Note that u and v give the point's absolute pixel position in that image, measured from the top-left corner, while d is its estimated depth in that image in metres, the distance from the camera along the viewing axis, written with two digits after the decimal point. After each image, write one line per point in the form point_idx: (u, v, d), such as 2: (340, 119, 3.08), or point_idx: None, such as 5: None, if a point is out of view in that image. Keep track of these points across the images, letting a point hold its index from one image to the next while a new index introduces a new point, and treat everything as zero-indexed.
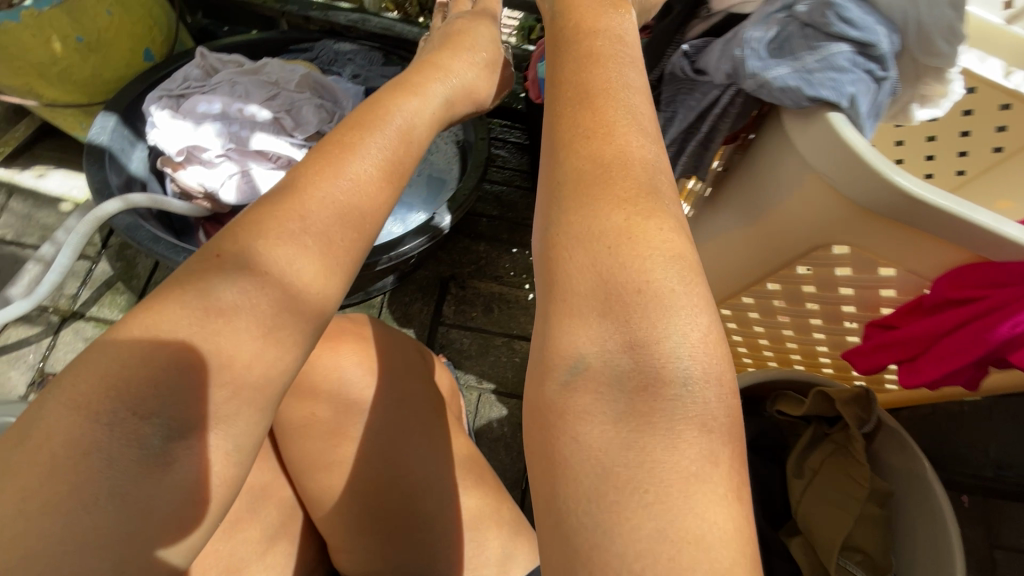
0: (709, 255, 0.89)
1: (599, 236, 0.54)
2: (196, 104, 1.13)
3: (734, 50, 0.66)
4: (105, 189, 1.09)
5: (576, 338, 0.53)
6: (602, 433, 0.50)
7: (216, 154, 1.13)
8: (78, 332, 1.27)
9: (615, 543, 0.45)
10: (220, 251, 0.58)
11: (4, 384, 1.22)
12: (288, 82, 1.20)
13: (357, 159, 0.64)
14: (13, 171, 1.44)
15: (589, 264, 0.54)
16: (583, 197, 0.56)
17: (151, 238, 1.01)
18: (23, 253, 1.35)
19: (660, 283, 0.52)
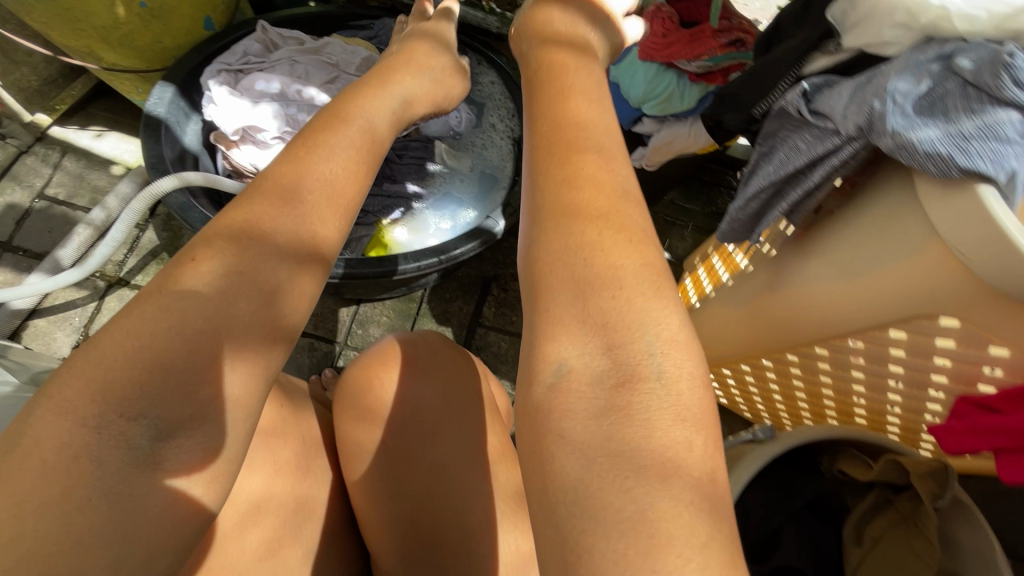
0: (776, 304, 0.80)
1: (574, 240, 0.48)
2: (255, 81, 1.10)
3: (871, 101, 0.50)
4: (158, 160, 1.06)
5: (559, 342, 0.45)
6: (579, 429, 0.41)
7: (272, 136, 1.10)
8: (122, 299, 1.28)
9: (600, 528, 0.37)
10: (195, 256, 0.50)
11: (50, 344, 1.24)
12: (349, 65, 1.15)
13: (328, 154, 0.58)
14: (68, 129, 1.43)
15: (567, 269, 0.47)
16: (557, 209, 0.50)
17: (203, 219, 0.98)
18: (73, 215, 1.35)
19: (631, 281, 0.45)
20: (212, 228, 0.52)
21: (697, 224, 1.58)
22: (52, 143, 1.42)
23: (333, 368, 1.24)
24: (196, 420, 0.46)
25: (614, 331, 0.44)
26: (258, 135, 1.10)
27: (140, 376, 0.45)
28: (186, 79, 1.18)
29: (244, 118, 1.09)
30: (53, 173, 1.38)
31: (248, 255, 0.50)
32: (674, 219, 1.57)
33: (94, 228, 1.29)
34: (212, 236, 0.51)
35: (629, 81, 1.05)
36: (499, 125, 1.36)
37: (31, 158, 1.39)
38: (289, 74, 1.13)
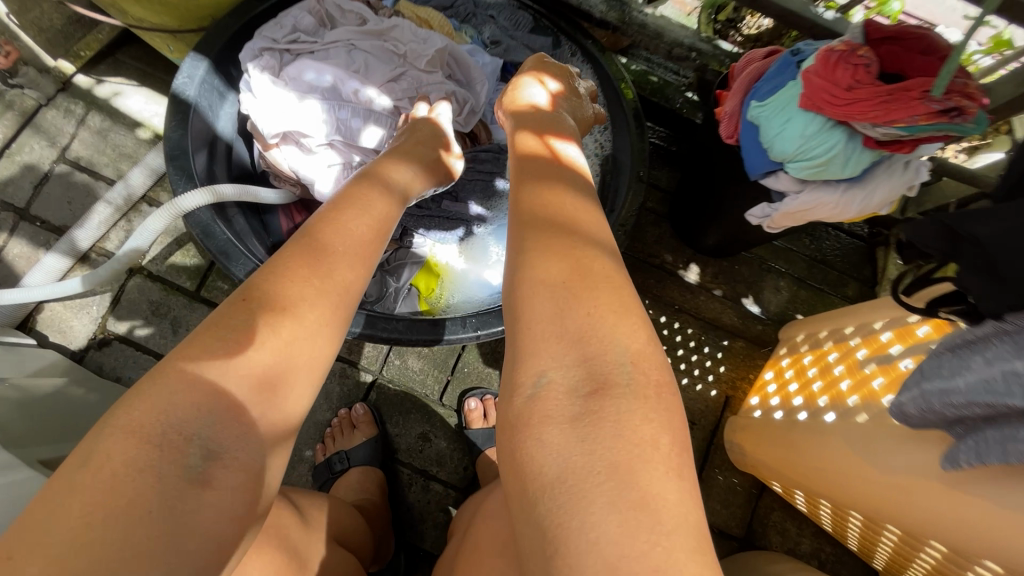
0: (922, 491, 0.62)
1: (555, 265, 0.56)
2: (304, 69, 0.90)
3: None
4: (184, 158, 0.87)
5: (541, 358, 0.51)
6: (557, 433, 0.46)
7: (319, 142, 0.91)
8: (143, 292, 1.16)
9: (579, 518, 0.42)
10: (248, 296, 0.50)
11: (67, 332, 1.14)
12: (418, 57, 0.94)
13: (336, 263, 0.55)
14: (94, 80, 1.25)
15: (549, 294, 0.54)
16: (544, 245, 0.59)
17: (226, 248, 0.82)
18: (96, 186, 1.20)
19: (602, 300, 0.53)
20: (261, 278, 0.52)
21: (796, 273, 1.35)
22: (76, 95, 1.24)
23: (365, 405, 1.11)
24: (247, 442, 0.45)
25: (588, 349, 0.50)
26: (305, 140, 0.92)
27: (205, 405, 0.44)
28: (224, 50, 0.98)
29: (287, 117, 0.89)
30: (76, 132, 1.22)
31: (292, 324, 0.50)
32: (771, 265, 1.34)
33: (115, 207, 1.15)
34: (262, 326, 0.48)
35: (776, 130, 0.81)
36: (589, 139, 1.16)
37: (52, 112, 1.23)
38: (345, 61, 0.92)
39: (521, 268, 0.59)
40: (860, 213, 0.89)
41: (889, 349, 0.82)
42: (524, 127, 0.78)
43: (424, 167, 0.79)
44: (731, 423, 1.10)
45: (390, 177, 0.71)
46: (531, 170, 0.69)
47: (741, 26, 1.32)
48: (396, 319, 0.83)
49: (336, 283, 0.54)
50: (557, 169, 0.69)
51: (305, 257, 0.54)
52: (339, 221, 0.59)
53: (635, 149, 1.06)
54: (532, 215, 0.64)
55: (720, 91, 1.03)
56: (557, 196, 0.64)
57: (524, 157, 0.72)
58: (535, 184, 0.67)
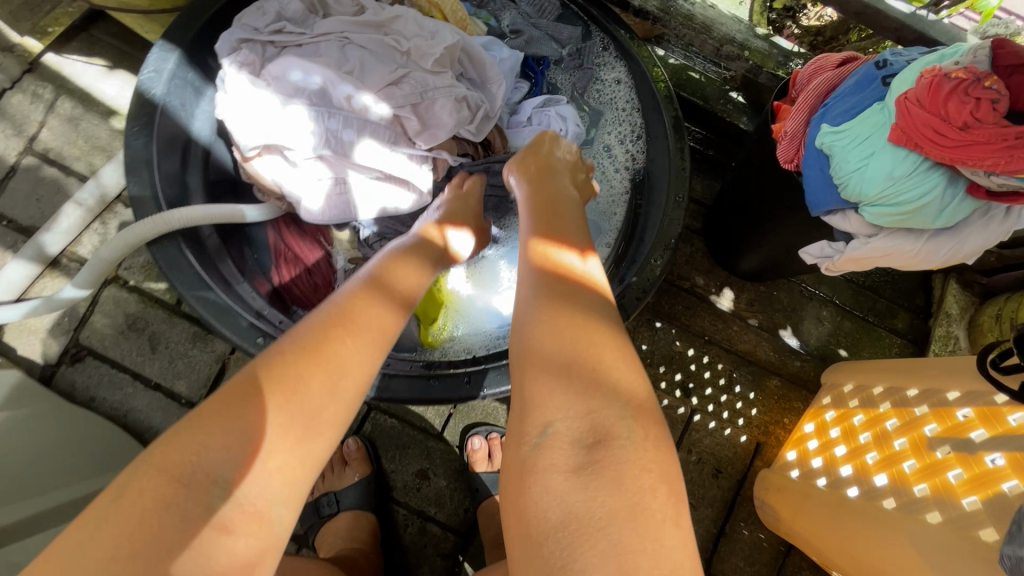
0: None
1: (559, 320, 0.52)
2: (289, 68, 0.77)
3: None
4: (143, 174, 0.75)
5: (544, 409, 0.48)
6: (560, 480, 0.44)
7: (305, 156, 0.78)
8: (118, 303, 1.06)
9: (580, 560, 0.40)
10: (286, 350, 0.50)
11: (34, 345, 1.03)
12: (424, 56, 0.81)
13: (347, 347, 0.51)
14: (64, 59, 1.11)
15: (550, 347, 0.51)
16: (555, 299, 0.55)
17: (195, 285, 0.72)
18: (67, 180, 1.08)
19: (602, 360, 0.49)
20: (298, 339, 0.51)
21: (842, 300, 1.19)
22: (45, 77, 1.11)
23: (357, 439, 1.02)
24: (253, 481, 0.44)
25: (591, 401, 0.47)
26: (285, 152, 0.79)
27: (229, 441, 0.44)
28: (198, 38, 0.84)
29: (267, 125, 0.76)
30: (44, 118, 1.09)
31: (312, 393, 0.48)
32: (815, 291, 1.19)
33: (86, 209, 1.04)
34: (289, 385, 0.47)
35: (854, 166, 0.68)
36: (619, 149, 1.01)
37: (19, 96, 1.10)
38: (337, 59, 0.79)
39: (538, 338, 0.52)
40: (944, 263, 0.74)
41: (966, 432, 0.69)
42: (535, 228, 0.64)
43: (428, 260, 0.69)
44: (762, 474, 0.99)
45: (388, 282, 0.61)
46: (547, 290, 0.56)
47: (800, 17, 1.17)
48: (388, 375, 0.77)
49: (358, 361, 0.52)
50: (577, 294, 0.55)
51: (299, 358, 0.49)
52: (324, 345, 0.50)
53: (674, 171, 0.89)
54: (556, 291, 0.55)
55: (777, 103, 0.87)
56: (582, 301, 0.55)
57: (537, 272, 0.58)
58: (549, 313, 0.53)
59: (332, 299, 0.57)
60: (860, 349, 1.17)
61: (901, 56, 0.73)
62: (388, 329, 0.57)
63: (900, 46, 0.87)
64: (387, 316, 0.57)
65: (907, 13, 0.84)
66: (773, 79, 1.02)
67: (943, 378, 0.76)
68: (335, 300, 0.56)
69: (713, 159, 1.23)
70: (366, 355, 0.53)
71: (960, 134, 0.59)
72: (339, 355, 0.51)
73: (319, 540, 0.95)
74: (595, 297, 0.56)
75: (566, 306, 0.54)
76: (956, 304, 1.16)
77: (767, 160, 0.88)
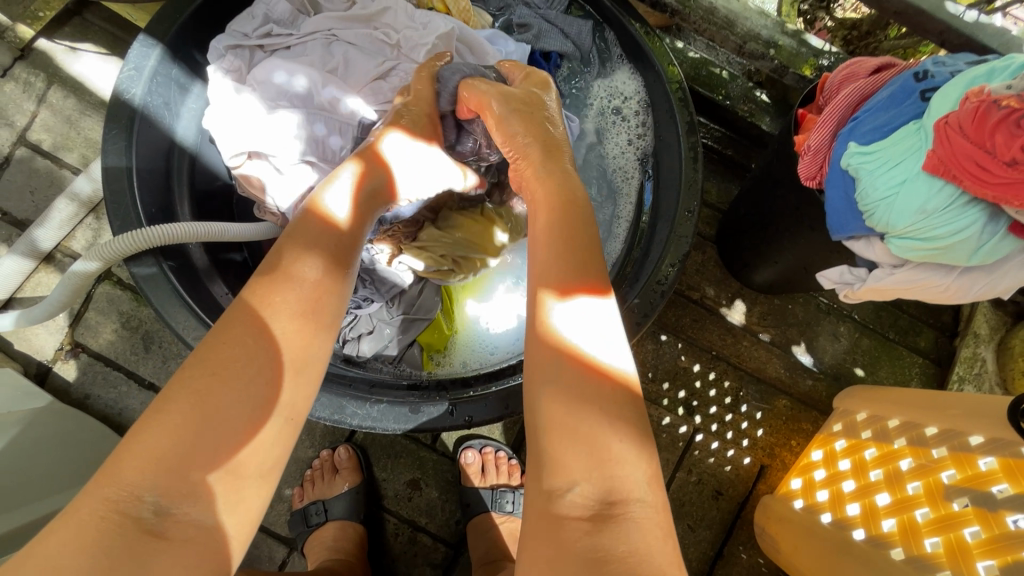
0: None
1: (574, 413, 0.47)
2: (273, 71, 0.76)
3: None
4: (122, 183, 0.72)
5: (569, 455, 0.46)
6: (583, 513, 0.44)
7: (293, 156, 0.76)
8: (112, 301, 1.04)
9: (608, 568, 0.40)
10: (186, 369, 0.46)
11: (30, 340, 1.03)
12: (414, 47, 0.80)
13: (223, 388, 0.45)
14: (56, 46, 1.08)
15: (566, 431, 0.47)
16: (580, 387, 0.49)
17: (171, 302, 0.72)
18: (60, 174, 1.05)
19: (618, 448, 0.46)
20: (197, 362, 0.46)
21: (862, 316, 1.12)
22: (37, 64, 1.07)
23: (349, 447, 1.01)
24: (179, 487, 0.42)
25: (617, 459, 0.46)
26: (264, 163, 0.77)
27: (155, 443, 0.42)
28: (182, 32, 0.79)
29: (252, 131, 0.75)
30: (36, 110, 1.06)
31: (203, 423, 0.44)
32: (833, 305, 1.11)
33: (79, 204, 0.99)
34: (174, 410, 0.44)
35: (883, 194, 0.61)
36: (627, 150, 0.95)
37: (11, 85, 1.07)
38: (322, 57, 0.79)
39: (566, 415, 0.48)
40: (974, 299, 0.69)
41: (988, 485, 0.64)
42: (537, 296, 0.54)
43: (317, 261, 0.53)
44: (765, 500, 0.96)
45: (270, 326, 0.49)
46: (572, 394, 0.48)
47: (835, 7, 1.09)
48: (372, 402, 0.73)
49: (238, 408, 0.45)
50: (600, 393, 0.48)
51: (194, 378, 0.45)
52: (184, 387, 0.45)
53: (686, 180, 0.82)
54: (577, 381, 0.49)
55: (801, 111, 0.79)
56: (609, 391, 0.49)
57: (558, 371, 0.49)
58: (563, 414, 0.48)
59: (228, 339, 0.47)
60: (877, 369, 1.10)
61: (944, 66, 0.65)
62: (245, 367, 0.46)
63: (944, 50, 0.79)
64: (269, 356, 0.47)
65: (950, 10, 0.75)
66: (800, 80, 0.95)
67: (965, 420, 0.69)
68: (237, 335, 0.47)
69: (732, 159, 1.14)
70: (241, 402, 0.45)
71: (1006, 170, 0.54)
72: (211, 391, 0.45)
73: (307, 548, 0.95)
74: (616, 394, 0.49)
75: (576, 402, 0.48)
76: (985, 324, 1.08)
77: (786, 172, 0.80)
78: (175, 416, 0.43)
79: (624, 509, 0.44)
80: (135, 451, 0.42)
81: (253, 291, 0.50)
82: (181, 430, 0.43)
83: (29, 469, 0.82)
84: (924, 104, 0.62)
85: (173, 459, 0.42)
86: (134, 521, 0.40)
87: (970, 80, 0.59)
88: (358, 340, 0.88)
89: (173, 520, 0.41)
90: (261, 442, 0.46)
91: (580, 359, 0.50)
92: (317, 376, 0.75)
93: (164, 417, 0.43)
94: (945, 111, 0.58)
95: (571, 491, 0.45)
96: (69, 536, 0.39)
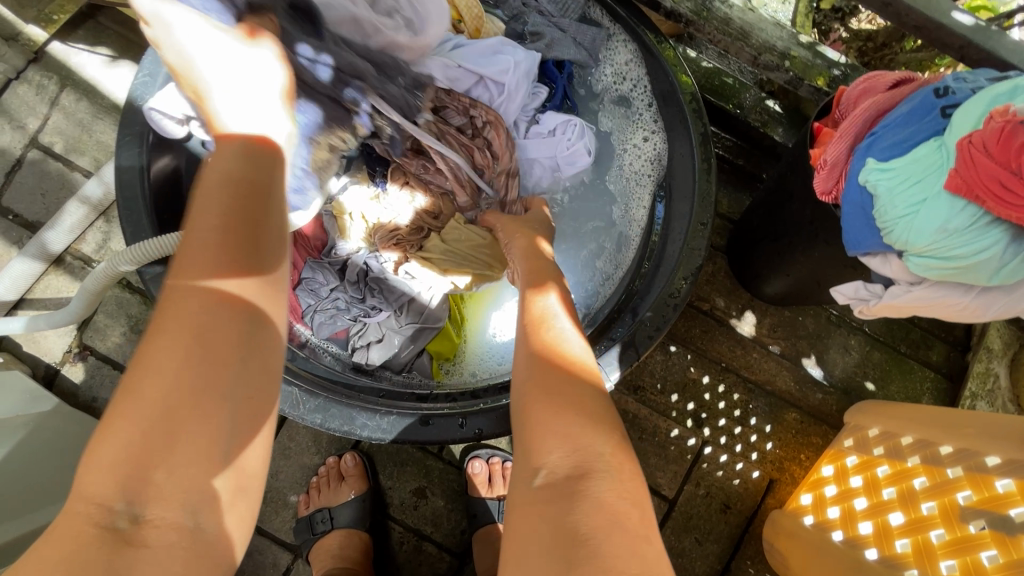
0: None
1: (544, 403, 0.49)
2: None
3: None
4: (135, 188, 0.72)
5: (547, 452, 0.46)
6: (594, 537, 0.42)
7: None
8: (121, 304, 1.04)
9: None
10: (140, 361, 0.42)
11: (40, 342, 1.03)
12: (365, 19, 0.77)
13: (183, 377, 0.41)
14: (70, 49, 1.08)
15: (536, 420, 0.48)
16: (549, 379, 0.51)
17: None
18: (72, 177, 1.06)
19: (596, 447, 0.46)
20: (150, 352, 0.42)
21: (873, 329, 1.11)
22: (50, 67, 1.08)
23: (355, 454, 1.00)
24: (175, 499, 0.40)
25: (619, 471, 0.44)
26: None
27: (133, 448, 0.40)
28: None
29: None
30: (49, 114, 1.06)
31: (180, 424, 0.40)
32: (844, 318, 1.10)
33: (90, 207, 0.99)
34: (146, 410, 0.40)
35: (902, 212, 0.60)
36: (636, 158, 0.95)
37: (24, 87, 1.07)
38: None
39: (540, 410, 0.49)
40: (993, 317, 0.68)
41: (1006, 508, 0.62)
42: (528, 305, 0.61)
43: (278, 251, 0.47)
44: (773, 514, 0.97)
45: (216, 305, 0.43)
46: (541, 385, 0.51)
47: (849, 18, 1.10)
48: (382, 414, 0.72)
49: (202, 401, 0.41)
50: (567, 382, 0.50)
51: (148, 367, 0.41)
52: (135, 378, 0.41)
53: (699, 193, 0.81)
54: (546, 374, 0.51)
55: (818, 124, 0.78)
56: (577, 385, 0.50)
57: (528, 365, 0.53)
58: (535, 405, 0.49)
59: (157, 330, 0.43)
60: (888, 383, 1.09)
61: (966, 82, 0.64)
62: (192, 355, 0.42)
63: (963, 65, 0.78)
64: (225, 340, 0.43)
65: (970, 25, 0.75)
66: (815, 92, 0.95)
67: (984, 440, 0.68)
68: (181, 316, 0.43)
69: (742, 168, 1.14)
70: (203, 392, 0.41)
71: None
72: (171, 381, 0.41)
73: (311, 556, 0.94)
74: (581, 382, 0.51)
75: (542, 391, 0.50)
76: (998, 339, 1.07)
77: (801, 186, 0.79)
78: (126, 423, 0.40)
79: (617, 504, 0.43)
80: (110, 459, 0.39)
81: (202, 275, 0.43)
82: (153, 427, 0.40)
83: (33, 473, 0.81)
84: (945, 120, 0.62)
85: (156, 458, 0.40)
86: (131, 531, 0.38)
87: (991, 100, 0.58)
88: (367, 348, 0.88)
89: (149, 526, 0.39)
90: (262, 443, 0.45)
91: (547, 355, 0.53)
92: (326, 387, 0.74)
93: (130, 417, 0.40)
94: (967, 129, 0.58)
95: (534, 476, 0.45)
96: (63, 547, 0.37)
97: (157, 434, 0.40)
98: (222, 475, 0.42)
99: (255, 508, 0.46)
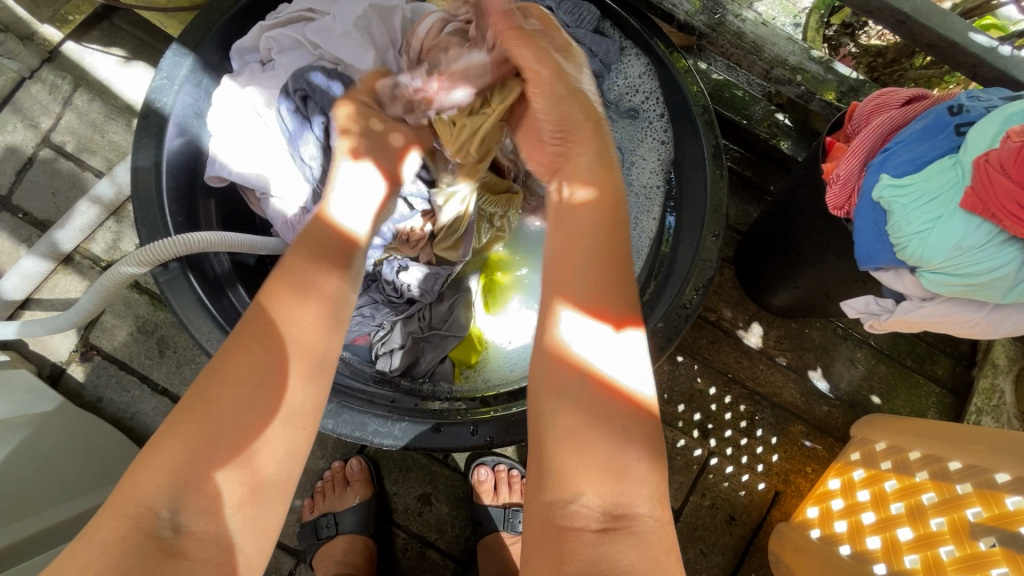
0: None
1: (584, 427, 0.47)
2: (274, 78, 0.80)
3: None
4: (150, 189, 0.72)
5: (580, 475, 0.46)
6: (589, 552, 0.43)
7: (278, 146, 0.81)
8: (129, 305, 1.04)
9: None
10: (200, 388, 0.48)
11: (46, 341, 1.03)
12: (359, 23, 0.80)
13: (242, 403, 0.47)
14: (84, 48, 1.08)
15: (578, 448, 0.47)
16: (588, 400, 0.48)
17: (193, 310, 0.71)
18: (82, 176, 1.06)
19: (632, 465, 0.46)
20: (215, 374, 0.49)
21: (878, 342, 1.11)
22: (64, 67, 1.08)
23: (360, 459, 1.00)
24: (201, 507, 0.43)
25: (631, 483, 0.45)
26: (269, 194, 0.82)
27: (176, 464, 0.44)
28: (214, 41, 0.81)
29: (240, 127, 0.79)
30: (63, 113, 1.07)
31: (216, 439, 0.45)
32: (850, 331, 1.10)
33: (101, 207, 0.99)
34: (189, 424, 0.46)
35: (917, 228, 0.61)
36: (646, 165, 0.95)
37: (37, 86, 1.07)
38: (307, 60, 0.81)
39: (571, 429, 0.48)
40: (1007, 334, 0.68)
41: (1015, 525, 0.62)
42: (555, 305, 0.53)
43: (337, 274, 0.56)
44: (781, 526, 0.96)
45: (282, 330, 0.51)
46: (584, 408, 0.48)
47: (859, 34, 1.10)
48: (394, 421, 0.72)
49: (253, 414, 0.47)
50: (611, 405, 0.48)
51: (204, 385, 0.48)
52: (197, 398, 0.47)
53: (711, 205, 0.82)
54: (586, 397, 0.48)
55: (830, 138, 0.79)
56: (614, 403, 0.48)
57: (568, 385, 0.49)
58: (573, 432, 0.48)
59: (241, 346, 0.50)
60: (894, 397, 1.09)
61: (979, 100, 0.64)
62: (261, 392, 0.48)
63: (975, 83, 0.79)
64: (286, 370, 0.50)
65: (983, 44, 0.75)
66: (825, 106, 0.95)
67: (990, 456, 0.68)
68: (251, 340, 0.50)
69: (751, 180, 1.14)
70: (253, 411, 0.47)
71: None
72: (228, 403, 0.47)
73: (315, 561, 0.93)
74: (626, 403, 0.48)
75: (581, 416, 0.48)
76: (1004, 354, 1.07)
77: (811, 201, 0.80)
78: (174, 438, 0.45)
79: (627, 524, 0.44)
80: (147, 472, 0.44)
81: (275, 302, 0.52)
82: (195, 446, 0.45)
83: (42, 473, 0.82)
84: (959, 138, 0.62)
85: (184, 472, 0.44)
86: (153, 539, 0.41)
87: (1006, 118, 0.59)
88: (390, 354, 0.89)
89: (191, 538, 0.42)
90: (272, 447, 0.47)
91: (584, 370, 0.49)
92: (340, 393, 0.74)
93: (182, 434, 0.45)
94: (983, 147, 0.58)
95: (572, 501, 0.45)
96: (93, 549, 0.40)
97: (198, 445, 0.45)
98: (224, 471, 0.45)
99: (278, 520, 0.48)
